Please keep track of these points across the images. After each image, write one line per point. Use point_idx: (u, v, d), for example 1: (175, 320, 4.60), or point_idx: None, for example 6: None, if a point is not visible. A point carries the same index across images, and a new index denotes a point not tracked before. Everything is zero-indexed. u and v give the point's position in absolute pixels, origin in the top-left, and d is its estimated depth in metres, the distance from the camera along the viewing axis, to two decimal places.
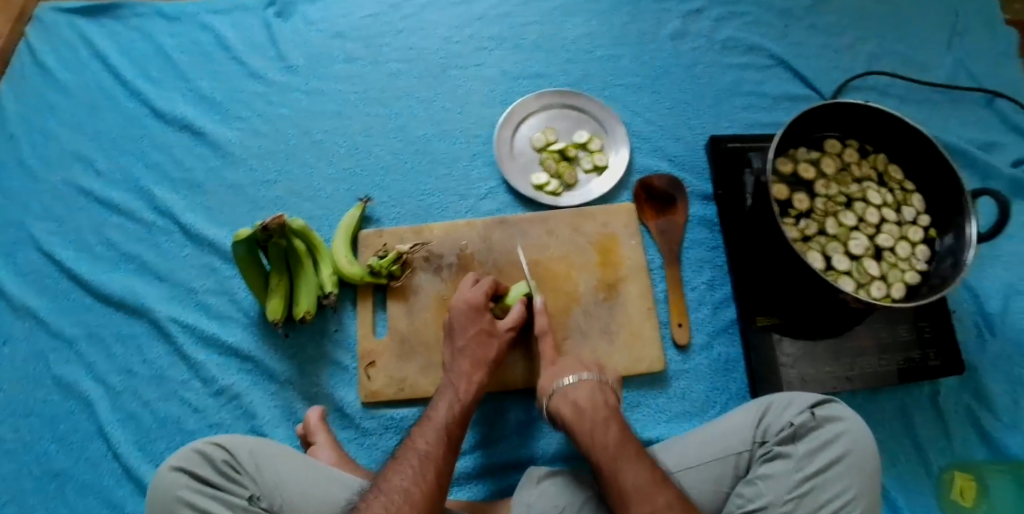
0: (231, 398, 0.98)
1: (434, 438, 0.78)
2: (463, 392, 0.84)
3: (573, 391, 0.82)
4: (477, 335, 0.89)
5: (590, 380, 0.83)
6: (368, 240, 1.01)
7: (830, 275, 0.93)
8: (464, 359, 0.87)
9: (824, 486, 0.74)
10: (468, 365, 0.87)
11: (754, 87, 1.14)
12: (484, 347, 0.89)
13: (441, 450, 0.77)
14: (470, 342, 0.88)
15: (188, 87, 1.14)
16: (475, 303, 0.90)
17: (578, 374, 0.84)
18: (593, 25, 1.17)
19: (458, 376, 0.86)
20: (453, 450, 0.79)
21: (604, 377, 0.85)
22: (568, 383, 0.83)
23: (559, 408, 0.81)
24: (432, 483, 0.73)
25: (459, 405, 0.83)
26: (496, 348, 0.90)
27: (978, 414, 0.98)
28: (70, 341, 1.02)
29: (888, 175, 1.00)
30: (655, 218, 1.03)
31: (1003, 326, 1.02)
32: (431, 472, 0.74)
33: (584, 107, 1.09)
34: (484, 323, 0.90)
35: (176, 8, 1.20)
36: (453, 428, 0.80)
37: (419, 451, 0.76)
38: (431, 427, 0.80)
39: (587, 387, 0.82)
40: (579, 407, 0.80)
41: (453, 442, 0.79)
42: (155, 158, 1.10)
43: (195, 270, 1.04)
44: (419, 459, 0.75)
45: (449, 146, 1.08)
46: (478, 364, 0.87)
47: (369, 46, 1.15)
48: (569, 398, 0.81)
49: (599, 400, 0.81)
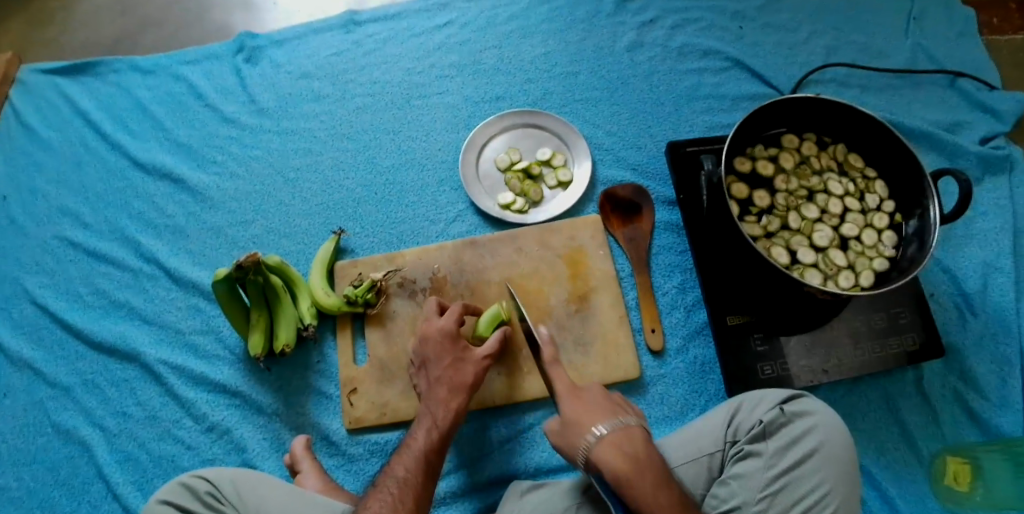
0: (221, 434, 1.02)
1: (413, 465, 0.79)
2: (442, 419, 0.84)
3: (624, 441, 0.75)
4: (453, 363, 0.89)
5: (635, 425, 0.78)
6: (343, 272, 1.05)
7: (796, 269, 0.93)
8: (441, 385, 0.88)
9: (798, 482, 0.73)
10: (445, 392, 0.87)
11: (713, 90, 1.16)
12: (460, 372, 0.89)
13: (420, 477, 0.78)
14: (446, 369, 0.88)
15: (166, 136, 1.21)
16: (451, 331, 0.90)
17: (614, 420, 0.78)
18: (550, 43, 1.21)
19: (436, 403, 0.86)
20: (432, 477, 0.80)
21: (645, 423, 0.80)
22: (613, 430, 0.76)
23: (606, 459, 0.74)
24: (409, 507, 0.75)
25: (438, 431, 0.83)
26: (473, 373, 0.89)
27: (966, 396, 0.97)
28: (67, 389, 1.06)
29: (848, 164, 1.00)
30: (622, 226, 1.05)
31: (984, 304, 1.01)
32: (408, 495, 0.76)
33: (546, 125, 1.12)
34: (459, 351, 0.90)
35: (150, 61, 1.27)
36: (431, 456, 0.81)
37: (397, 478, 0.78)
38: (410, 454, 0.81)
39: (635, 434, 0.77)
40: (638, 461, 0.74)
41: (431, 468, 0.80)
42: (138, 207, 1.17)
43: (181, 312, 1.10)
44: (398, 485, 0.77)
45: (416, 174, 1.12)
46: (455, 389, 0.87)
47: (335, 84, 1.21)
48: (624, 451, 0.74)
49: (649, 450, 0.76)
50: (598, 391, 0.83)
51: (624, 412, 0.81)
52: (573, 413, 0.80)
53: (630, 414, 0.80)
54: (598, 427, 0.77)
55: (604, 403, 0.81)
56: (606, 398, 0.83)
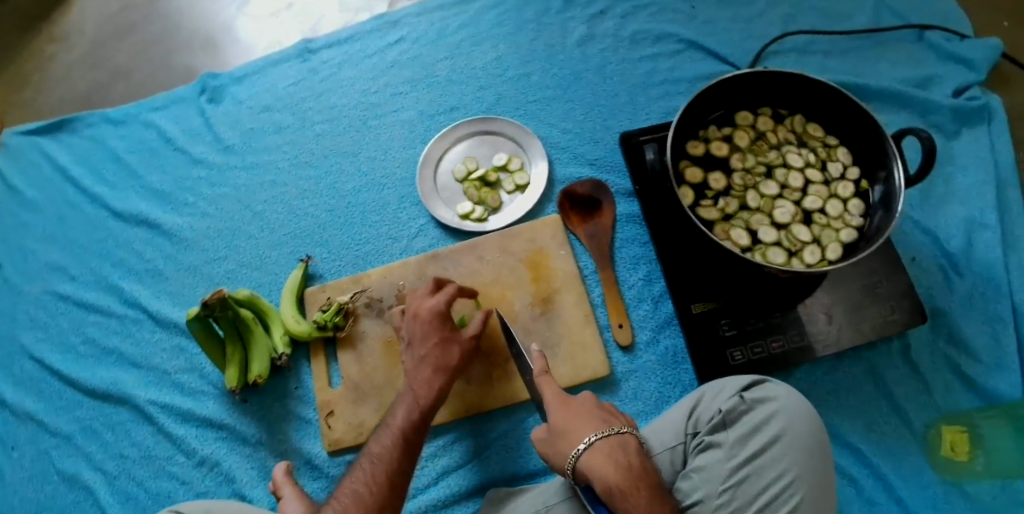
0: (211, 467, 1.04)
1: (390, 440, 0.79)
2: (422, 398, 0.84)
3: (616, 451, 0.72)
4: (439, 343, 0.88)
5: (627, 433, 0.75)
6: (313, 297, 1.06)
7: (758, 250, 0.90)
8: (426, 365, 0.87)
9: (760, 471, 0.71)
10: (429, 371, 0.86)
11: (668, 75, 1.14)
12: (447, 352, 0.88)
13: (394, 452, 0.78)
14: (434, 348, 0.88)
15: (142, 183, 1.25)
16: (439, 311, 0.89)
17: (604, 429, 0.75)
18: (500, 48, 1.20)
19: (418, 381, 0.85)
20: (412, 454, 0.79)
21: (637, 430, 0.77)
22: (603, 439, 0.73)
23: (596, 467, 0.71)
24: (381, 481, 0.75)
25: (417, 410, 0.83)
26: (458, 355, 0.89)
27: (957, 361, 0.92)
28: (69, 437, 1.11)
29: (807, 134, 0.96)
30: (583, 224, 1.03)
31: (969, 263, 0.96)
32: (380, 468, 0.76)
33: (500, 130, 1.11)
34: (446, 331, 0.90)
35: (121, 112, 1.32)
36: (408, 432, 0.80)
37: (373, 454, 0.78)
38: (389, 430, 0.81)
39: (628, 444, 0.74)
40: (633, 471, 0.70)
41: (411, 446, 0.80)
42: (120, 255, 1.21)
43: (167, 352, 1.13)
44: (371, 461, 0.77)
45: (377, 193, 1.13)
46: (440, 369, 0.87)
47: (295, 113, 1.23)
48: (616, 460, 0.71)
49: (644, 460, 0.73)
50: (587, 400, 0.80)
51: (616, 420, 0.78)
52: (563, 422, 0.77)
53: (622, 420, 0.77)
54: (587, 435, 0.74)
55: (594, 410, 0.79)
56: (596, 404, 0.80)
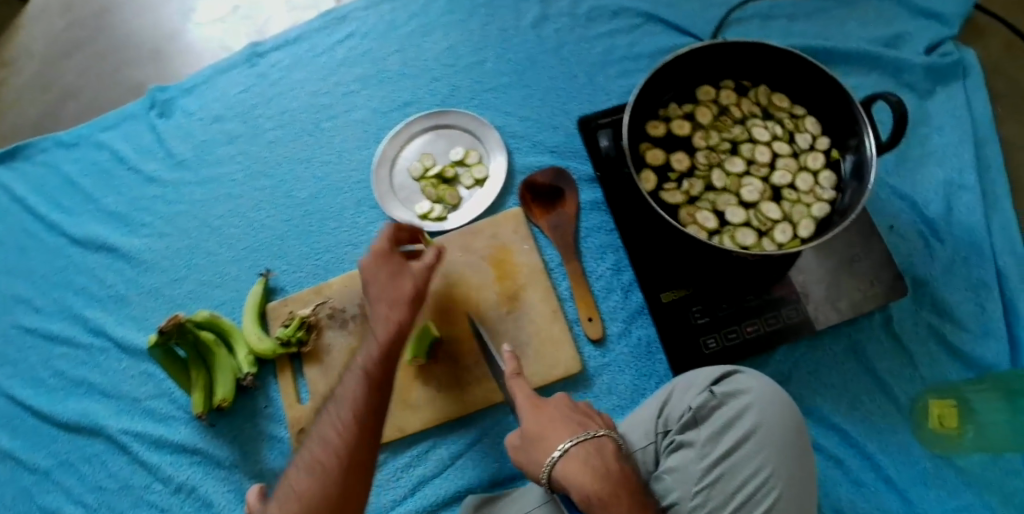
0: (188, 493, 1.02)
1: (356, 380, 0.75)
2: (382, 333, 0.78)
3: (595, 456, 0.68)
4: (391, 278, 0.82)
5: (604, 436, 0.71)
6: (275, 312, 1.02)
7: (726, 232, 0.86)
8: (381, 302, 0.80)
9: (735, 469, 0.68)
10: (385, 306, 0.80)
11: (627, 52, 1.09)
12: (399, 285, 0.81)
13: (360, 393, 0.74)
14: (383, 284, 0.81)
15: (97, 207, 1.21)
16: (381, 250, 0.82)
17: (579, 433, 0.71)
18: (452, 37, 1.15)
19: (376, 319, 0.79)
20: (382, 390, 0.75)
21: (615, 432, 0.72)
22: (578, 444, 0.69)
23: (573, 476, 0.67)
24: (349, 425, 0.71)
25: (377, 347, 0.77)
26: (413, 283, 0.82)
27: (942, 330, 0.89)
28: (46, 472, 1.09)
29: (773, 106, 0.92)
30: (546, 215, 0.99)
31: (949, 228, 0.92)
32: (346, 412, 0.72)
33: (456, 123, 1.07)
34: (396, 263, 0.82)
35: (73, 134, 1.28)
36: (372, 368, 0.75)
37: (341, 396, 0.75)
38: (354, 372, 0.77)
39: (606, 448, 0.69)
40: (614, 478, 0.66)
41: (381, 382, 0.75)
42: (82, 283, 1.18)
43: (136, 379, 1.11)
44: (337, 407, 0.74)
45: (334, 198, 1.09)
46: (395, 304, 0.80)
47: (247, 121, 1.18)
48: (595, 467, 0.67)
49: (624, 464, 0.68)
50: (562, 401, 0.76)
51: (592, 423, 0.73)
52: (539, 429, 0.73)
53: (599, 423, 0.73)
54: (562, 442, 0.70)
55: (567, 412, 0.74)
56: (572, 406, 0.76)
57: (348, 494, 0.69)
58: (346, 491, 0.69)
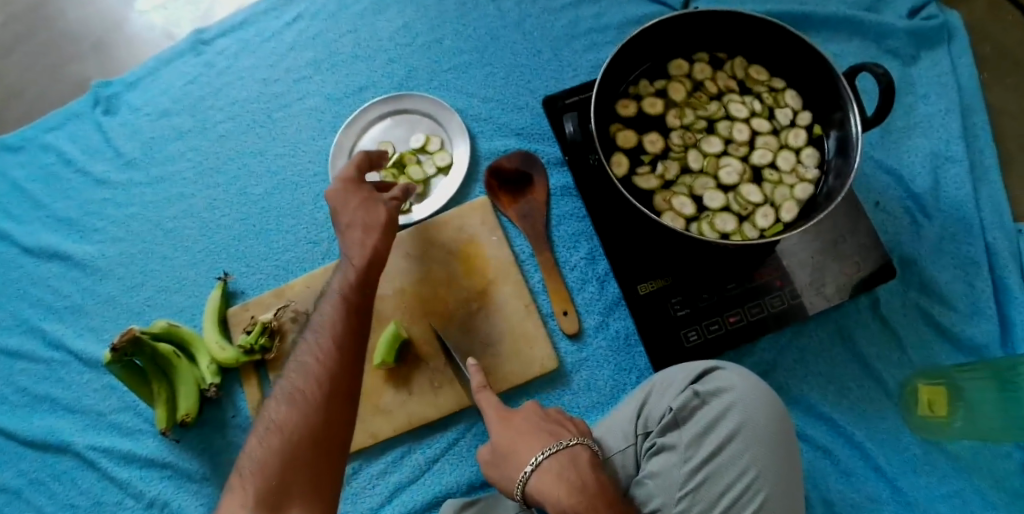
0: (161, 508, 0.99)
1: (333, 308, 0.73)
2: (357, 258, 0.75)
3: (567, 467, 0.66)
4: (364, 203, 0.78)
5: (578, 446, 0.69)
6: (236, 318, 0.98)
7: (704, 218, 0.81)
8: (354, 228, 0.77)
9: (719, 472, 0.65)
10: (360, 231, 0.76)
11: (594, 23, 1.01)
12: (372, 211, 0.78)
13: (340, 320, 0.72)
14: (356, 209, 0.77)
15: (47, 213, 1.15)
16: (348, 178, 0.79)
17: (552, 445, 0.69)
18: (407, 13, 1.07)
19: (350, 243, 0.76)
20: (361, 312, 0.73)
21: (591, 442, 0.70)
22: (551, 455, 0.67)
23: (547, 491, 0.64)
24: (329, 347, 0.69)
25: (354, 273, 0.75)
26: (387, 210, 0.78)
27: (930, 310, 0.85)
28: (17, 491, 1.04)
29: (750, 79, 0.86)
30: (513, 203, 0.94)
31: (937, 202, 0.87)
32: (325, 338, 0.70)
33: (415, 108, 1.00)
34: (367, 190, 0.79)
35: (17, 137, 1.20)
36: (349, 293, 0.73)
37: (320, 324, 0.72)
38: (331, 299, 0.74)
39: (580, 458, 0.67)
40: (588, 488, 0.63)
41: (358, 306, 0.73)
42: (37, 294, 1.12)
43: (100, 392, 1.06)
44: (316, 333, 0.71)
45: (291, 194, 1.02)
46: (369, 226, 0.77)
47: (195, 114, 1.11)
48: (568, 478, 0.65)
49: (600, 474, 0.66)
50: (531, 412, 0.75)
51: (567, 432, 0.71)
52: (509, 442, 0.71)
53: (572, 432, 0.71)
54: (534, 454, 0.68)
55: (538, 424, 0.73)
56: (544, 417, 0.74)
57: (333, 420, 0.66)
58: (331, 415, 0.66)
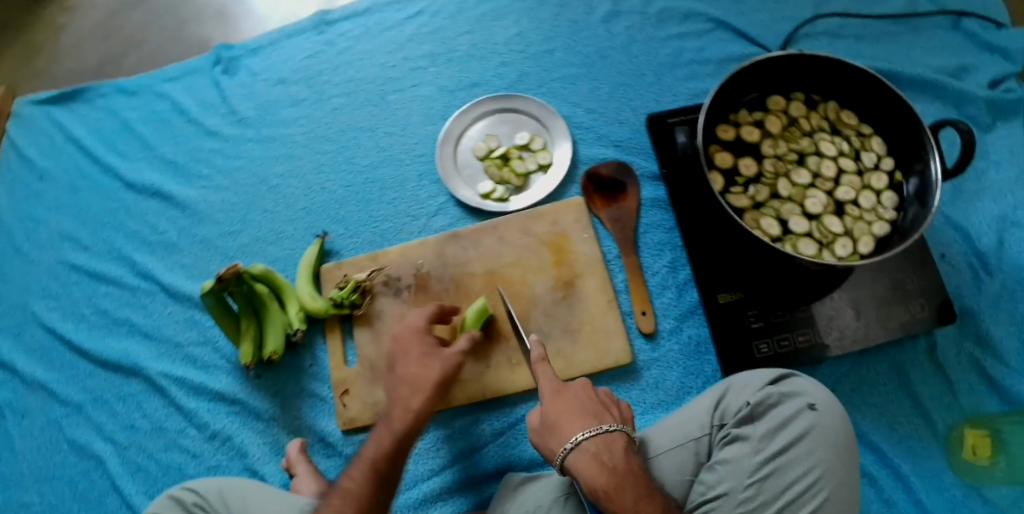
0: (224, 441, 1.02)
1: (383, 446, 0.76)
2: (398, 421, 0.77)
3: (603, 451, 0.72)
4: (421, 358, 0.81)
5: (617, 432, 0.74)
6: (329, 274, 1.05)
7: (788, 241, 0.88)
8: (412, 373, 0.80)
9: (786, 467, 0.71)
10: (406, 391, 0.79)
11: (697, 54, 1.10)
12: (428, 369, 0.81)
13: (366, 483, 0.73)
14: (412, 365, 0.81)
15: (153, 154, 1.22)
16: (421, 327, 0.84)
17: (595, 426, 0.74)
18: (522, 24, 1.16)
19: (413, 376, 0.80)
20: (387, 485, 0.74)
21: (630, 429, 0.76)
22: (593, 436, 0.73)
23: (584, 469, 0.71)
24: (364, 485, 0.73)
25: (415, 410, 0.78)
26: (440, 370, 0.81)
27: (982, 362, 0.91)
28: (79, 406, 1.08)
29: (841, 122, 0.93)
30: (607, 207, 1.02)
31: (1000, 262, 0.94)
32: (365, 474, 0.74)
33: (523, 108, 1.09)
34: (429, 343, 0.83)
35: (134, 82, 1.28)
36: (403, 434, 0.76)
37: (343, 489, 0.73)
38: (382, 431, 0.77)
39: (616, 444, 0.73)
40: (617, 473, 0.70)
41: (385, 477, 0.74)
42: (132, 226, 1.17)
43: (178, 324, 1.10)
44: (359, 466, 0.75)
45: (395, 169, 1.11)
46: (413, 386, 0.79)
47: (311, 86, 1.19)
48: (602, 461, 0.71)
49: (633, 461, 0.72)
50: (580, 388, 0.79)
51: (608, 417, 0.76)
52: (557, 417, 0.76)
53: (614, 418, 0.76)
54: (577, 433, 0.74)
55: (585, 403, 0.77)
56: (591, 395, 0.78)
57: None
58: None
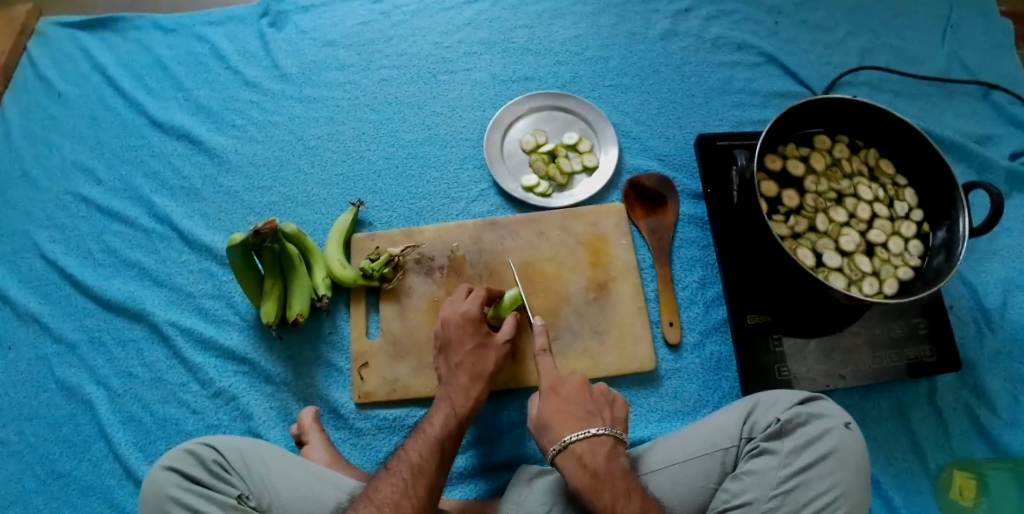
0: (228, 400, 0.97)
1: (446, 421, 0.80)
2: (459, 402, 0.83)
3: (587, 453, 0.74)
4: (476, 348, 0.88)
5: (604, 436, 0.76)
6: (361, 245, 1.03)
7: (821, 273, 0.91)
8: (468, 357, 0.87)
9: (810, 483, 0.72)
10: (465, 378, 0.86)
11: (745, 85, 1.15)
12: (482, 358, 0.88)
13: (432, 452, 0.77)
14: (467, 354, 0.88)
15: (185, 97, 1.17)
16: (475, 317, 0.90)
17: (585, 429, 0.76)
18: (581, 27, 1.19)
19: (468, 361, 0.87)
20: (446, 463, 0.77)
21: (619, 432, 0.77)
22: (581, 439, 0.75)
23: (569, 470, 0.73)
24: (430, 453, 0.76)
25: (474, 392, 0.85)
26: (493, 360, 0.89)
27: (977, 411, 0.96)
28: (73, 346, 1.02)
29: (879, 170, 0.98)
30: (645, 217, 1.05)
31: (1002, 320, 1.00)
32: (430, 445, 0.77)
33: (573, 109, 1.11)
34: (481, 336, 0.89)
35: (172, 20, 1.23)
36: (464, 413, 0.82)
37: (405, 456, 0.76)
38: (443, 409, 0.82)
39: (601, 447, 0.75)
40: (597, 474, 0.72)
41: (445, 454, 0.78)
42: (154, 167, 1.13)
43: (192, 274, 1.05)
44: (422, 436, 0.79)
45: (439, 149, 1.11)
46: (472, 374, 0.86)
47: (361, 53, 1.19)
48: (585, 463, 0.73)
49: (615, 464, 0.74)
50: (578, 390, 0.81)
51: (599, 420, 0.78)
52: (550, 416, 0.78)
53: (604, 421, 0.78)
54: (568, 434, 0.76)
55: (582, 405, 0.79)
56: (587, 398, 0.80)
57: None
58: None
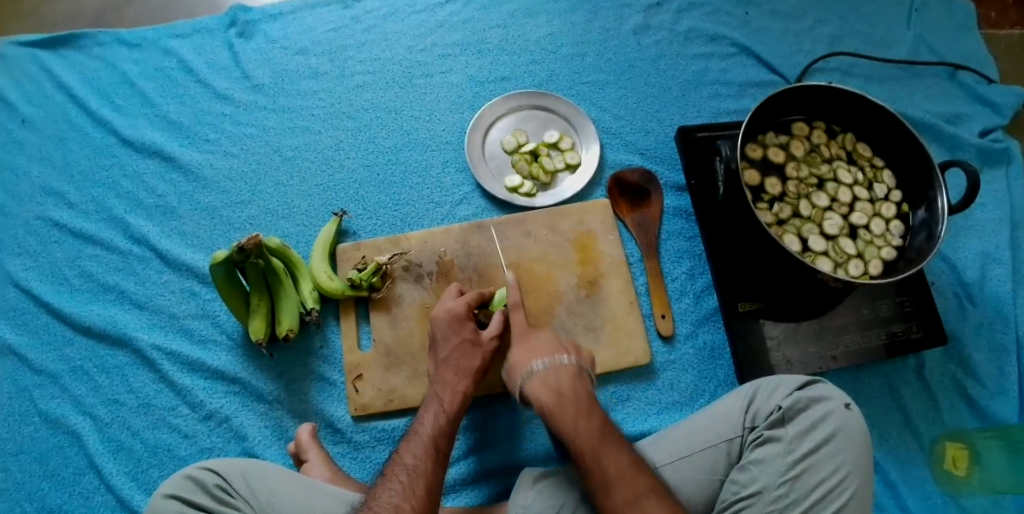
0: (220, 423, 0.95)
1: (436, 421, 0.80)
2: (448, 402, 0.83)
3: (551, 375, 0.79)
4: (460, 345, 0.87)
5: (569, 364, 0.81)
6: (346, 254, 1.01)
7: (807, 257, 0.92)
8: (457, 357, 0.86)
9: (817, 466, 0.73)
10: (452, 375, 0.85)
11: (720, 76, 1.16)
12: (467, 356, 0.87)
13: (425, 454, 0.75)
14: (454, 351, 0.87)
15: (155, 112, 1.14)
16: (459, 315, 0.89)
17: (552, 357, 0.82)
18: (555, 25, 1.19)
19: (456, 363, 0.86)
20: (442, 462, 0.76)
21: (586, 366, 0.83)
22: (546, 366, 0.80)
23: (536, 392, 0.79)
24: (426, 453, 0.75)
25: (461, 387, 0.84)
26: (481, 357, 0.87)
27: (965, 384, 0.98)
28: (55, 377, 0.98)
29: (856, 153, 0.99)
30: (631, 212, 1.05)
31: (981, 293, 1.03)
32: (424, 447, 0.76)
33: (552, 108, 1.11)
34: (467, 333, 0.88)
35: (136, 34, 1.20)
36: (454, 412, 0.82)
37: (400, 460, 0.75)
38: (433, 409, 0.82)
39: (566, 372, 0.80)
40: (560, 393, 0.77)
41: (441, 454, 0.77)
42: (127, 187, 1.10)
43: (175, 295, 1.03)
44: (414, 437, 0.78)
45: (420, 154, 1.10)
46: (463, 373, 0.85)
47: (334, 60, 1.17)
48: (549, 383, 0.79)
49: (579, 386, 0.79)
50: (548, 335, 0.86)
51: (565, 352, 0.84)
52: (516, 353, 0.85)
53: (571, 353, 0.83)
54: (535, 362, 0.82)
55: (551, 343, 0.85)
56: (554, 338, 0.86)
57: None
58: None
